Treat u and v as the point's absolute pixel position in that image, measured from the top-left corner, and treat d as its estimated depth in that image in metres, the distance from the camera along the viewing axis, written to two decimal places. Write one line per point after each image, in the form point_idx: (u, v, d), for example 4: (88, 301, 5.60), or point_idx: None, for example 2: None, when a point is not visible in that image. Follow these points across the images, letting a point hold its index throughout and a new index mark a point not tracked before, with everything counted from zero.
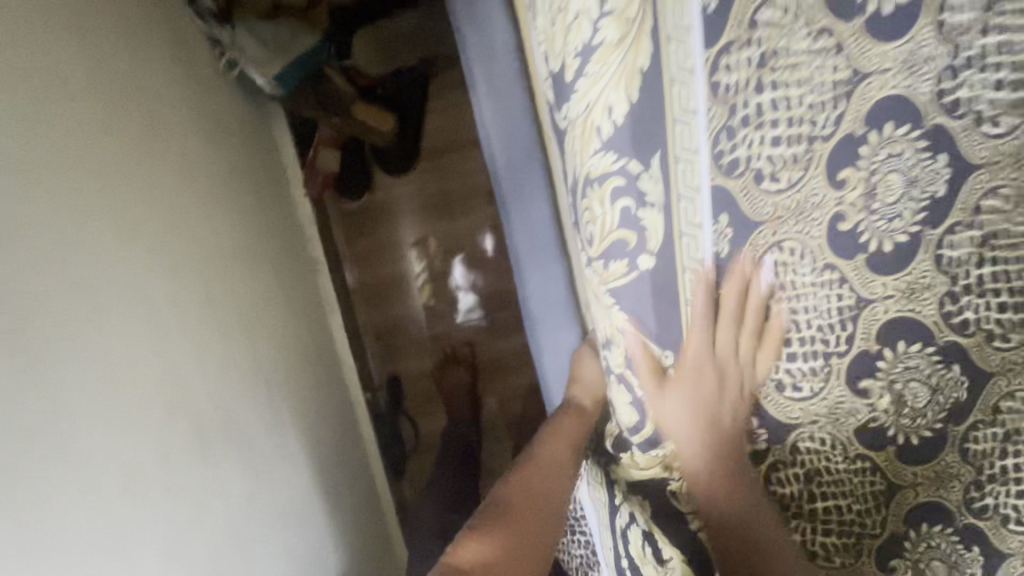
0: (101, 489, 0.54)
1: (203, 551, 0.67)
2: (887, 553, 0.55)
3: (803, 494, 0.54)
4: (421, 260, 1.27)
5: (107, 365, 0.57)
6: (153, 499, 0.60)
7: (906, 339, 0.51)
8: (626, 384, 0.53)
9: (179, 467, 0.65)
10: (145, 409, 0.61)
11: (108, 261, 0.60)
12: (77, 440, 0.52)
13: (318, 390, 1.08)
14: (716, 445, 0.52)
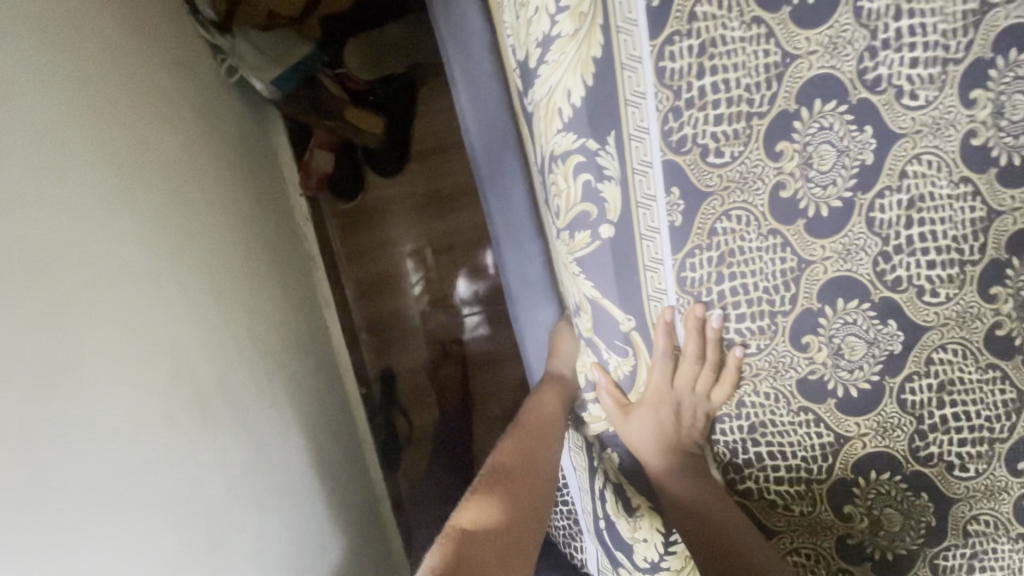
0: (117, 448, 0.58)
1: (202, 516, 0.70)
2: (841, 497, 0.59)
3: (746, 442, 0.59)
4: (418, 271, 1.33)
5: (116, 332, 0.62)
6: (157, 462, 0.64)
7: (844, 297, 0.56)
8: (592, 347, 0.60)
9: (183, 434, 0.69)
10: (154, 383, 0.66)
11: (114, 238, 0.65)
12: (94, 403, 0.56)
13: (315, 379, 1.12)
14: (681, 464, 0.58)
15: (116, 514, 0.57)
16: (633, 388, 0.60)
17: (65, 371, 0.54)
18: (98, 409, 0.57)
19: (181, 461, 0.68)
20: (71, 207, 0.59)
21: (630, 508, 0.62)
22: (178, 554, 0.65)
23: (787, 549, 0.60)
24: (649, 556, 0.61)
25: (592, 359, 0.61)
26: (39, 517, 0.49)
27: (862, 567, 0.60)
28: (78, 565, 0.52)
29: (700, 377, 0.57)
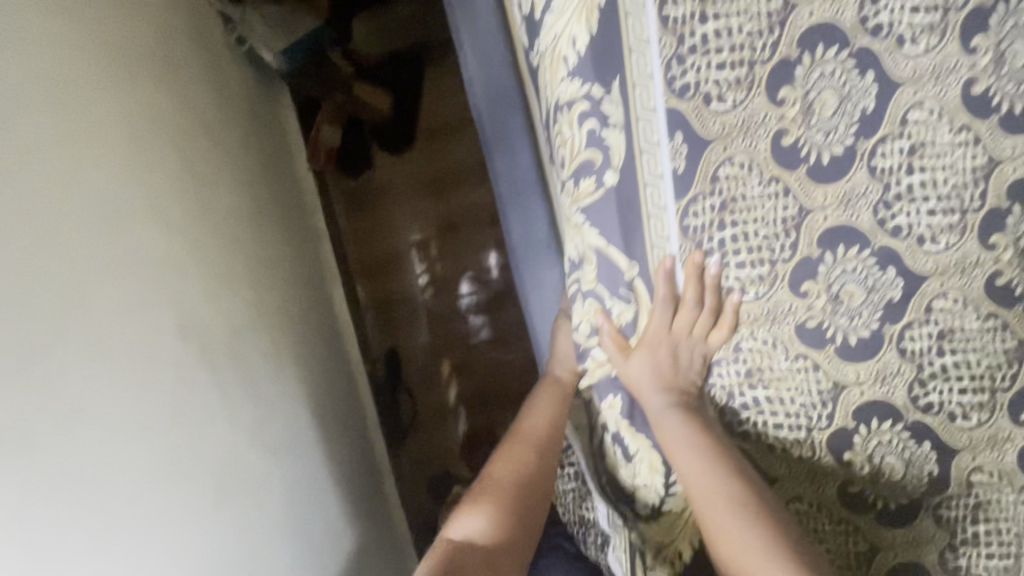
0: (123, 394, 0.59)
1: (205, 466, 0.70)
2: (843, 444, 0.60)
3: (743, 386, 0.60)
4: (422, 264, 1.35)
5: (119, 276, 0.62)
6: (161, 407, 0.64)
7: (845, 244, 0.57)
8: (597, 298, 0.61)
9: (187, 386, 0.69)
10: (162, 337, 0.67)
11: (120, 188, 0.66)
12: (99, 347, 0.57)
13: (317, 350, 1.13)
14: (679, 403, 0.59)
15: (122, 457, 0.58)
16: (634, 332, 0.61)
17: (68, 314, 0.54)
18: (102, 354, 0.57)
19: (188, 415, 0.69)
20: (76, 158, 0.60)
21: (629, 452, 0.64)
22: (179, 504, 0.65)
23: (788, 497, 0.61)
24: (649, 500, 0.64)
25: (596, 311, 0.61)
26: (45, 451, 0.50)
27: (863, 516, 0.61)
28: (83, 503, 0.53)
29: (699, 324, 0.58)
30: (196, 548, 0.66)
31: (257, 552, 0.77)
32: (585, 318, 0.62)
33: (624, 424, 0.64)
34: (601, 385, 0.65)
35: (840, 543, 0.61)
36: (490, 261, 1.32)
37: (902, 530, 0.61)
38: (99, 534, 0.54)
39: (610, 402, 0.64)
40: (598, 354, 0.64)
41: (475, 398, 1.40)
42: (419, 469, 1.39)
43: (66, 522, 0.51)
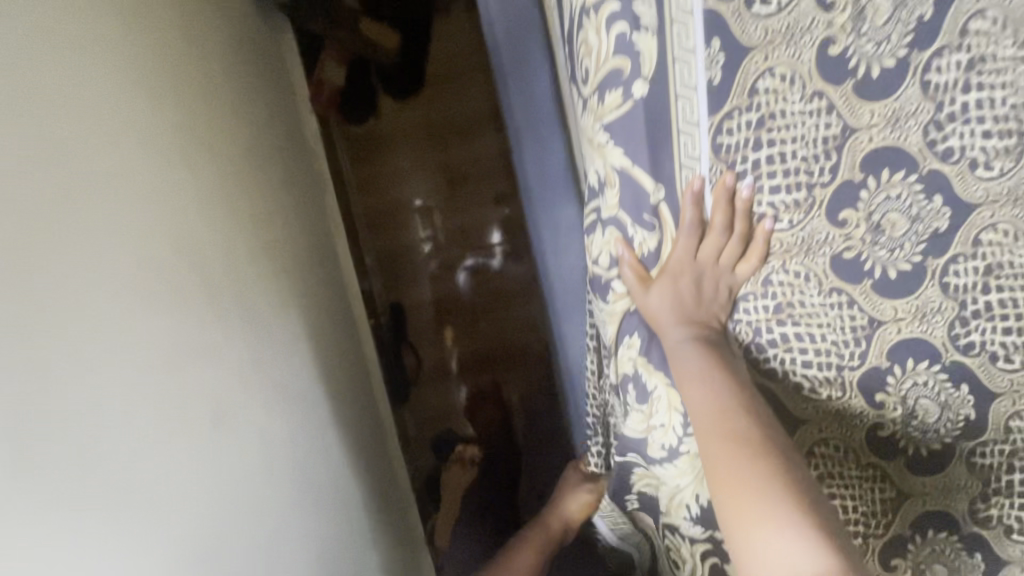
0: (146, 315, 0.55)
1: (225, 402, 0.66)
2: (873, 385, 0.56)
3: (770, 322, 0.57)
4: (427, 230, 1.33)
5: (131, 191, 0.58)
6: (179, 333, 0.60)
7: (890, 168, 0.52)
8: (618, 226, 0.57)
9: (200, 317, 0.65)
10: (177, 261, 0.63)
11: (131, 99, 0.61)
12: (119, 261, 0.53)
13: (321, 301, 1.08)
14: (700, 339, 0.55)
15: (152, 379, 0.54)
16: (656, 263, 0.57)
17: (90, 223, 0.51)
18: (117, 269, 0.53)
19: (209, 347, 0.65)
20: (86, 58, 0.55)
21: (647, 392, 0.61)
22: (202, 434, 0.60)
23: (813, 441, 0.58)
24: (665, 443, 0.61)
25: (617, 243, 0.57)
26: (82, 362, 0.46)
27: (892, 461, 0.58)
28: (123, 422, 0.49)
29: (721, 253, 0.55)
30: (227, 482, 0.63)
31: (274, 494, 0.74)
32: (603, 251, 0.59)
33: (642, 363, 0.61)
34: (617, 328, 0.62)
35: (865, 490, 0.58)
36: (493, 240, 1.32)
37: (931, 476, 0.58)
38: (141, 455, 0.51)
39: (628, 342, 0.61)
40: (617, 288, 0.60)
41: (478, 356, 1.38)
42: (423, 428, 1.37)
43: (109, 439, 0.47)
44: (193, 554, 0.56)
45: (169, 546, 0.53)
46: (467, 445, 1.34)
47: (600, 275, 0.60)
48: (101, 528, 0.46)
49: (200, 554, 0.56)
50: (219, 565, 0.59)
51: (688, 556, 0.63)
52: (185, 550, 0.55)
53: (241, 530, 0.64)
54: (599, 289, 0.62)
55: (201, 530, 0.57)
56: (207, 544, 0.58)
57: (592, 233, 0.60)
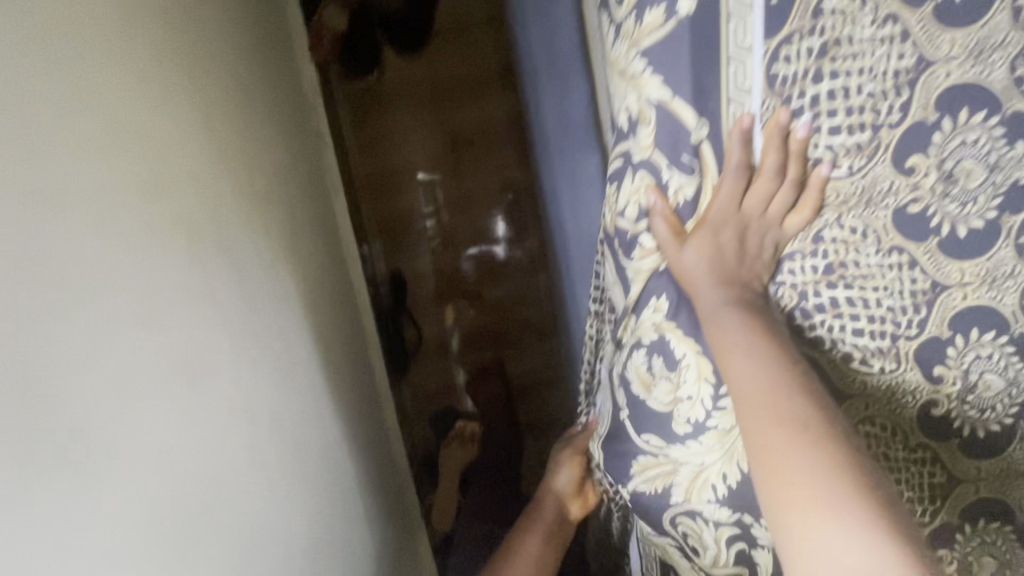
0: (128, 254, 0.49)
1: (212, 360, 0.60)
2: (932, 357, 0.50)
3: (818, 286, 0.51)
4: (427, 201, 1.26)
5: (113, 117, 0.50)
6: (161, 283, 0.53)
7: (969, 108, 0.45)
8: (651, 170, 0.51)
9: (184, 266, 0.58)
10: (165, 203, 0.57)
11: (113, 15, 0.54)
12: (104, 196, 0.47)
13: (316, 267, 1.01)
14: (738, 302, 0.49)
15: (140, 326, 0.48)
16: (692, 215, 0.51)
17: (77, 145, 0.45)
18: (93, 199, 0.45)
19: (196, 299, 0.59)
20: None
21: (674, 359, 0.55)
22: (186, 394, 0.54)
23: (861, 418, 0.52)
24: (691, 417, 0.55)
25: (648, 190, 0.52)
26: (64, 299, 0.40)
27: (946, 444, 0.52)
28: (109, 371, 0.44)
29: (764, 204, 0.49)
30: (214, 448, 0.58)
31: (263, 464, 0.68)
32: (633, 201, 0.53)
33: (669, 327, 0.55)
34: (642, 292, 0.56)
35: (912, 473, 0.52)
36: (499, 229, 1.27)
37: (988, 461, 0.52)
38: (127, 408, 0.45)
39: (654, 305, 0.55)
40: (647, 242, 0.54)
41: (480, 331, 1.32)
42: (421, 403, 1.33)
43: (91, 387, 0.42)
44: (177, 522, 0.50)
45: (154, 510, 0.47)
46: (467, 422, 1.29)
47: (626, 227, 0.55)
48: (84, 486, 0.40)
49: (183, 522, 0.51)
50: (204, 536, 0.54)
51: (710, 543, 0.57)
52: (169, 517, 0.49)
53: (228, 500, 0.59)
54: (626, 246, 0.56)
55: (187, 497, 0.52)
56: (192, 513, 0.53)
57: (621, 182, 0.55)
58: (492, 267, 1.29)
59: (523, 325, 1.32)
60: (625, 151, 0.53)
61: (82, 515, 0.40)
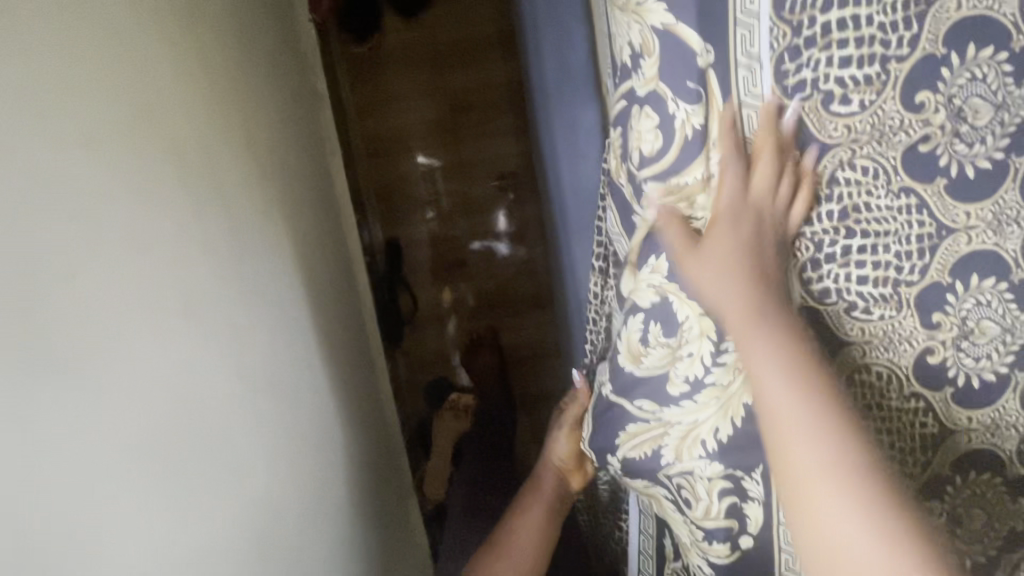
0: (102, 175, 0.48)
1: (196, 297, 0.60)
2: (932, 304, 0.50)
3: (837, 232, 0.49)
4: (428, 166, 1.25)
5: (88, 38, 0.49)
6: (140, 212, 0.52)
7: (976, 44, 0.45)
8: (656, 105, 0.51)
9: (167, 200, 0.57)
10: (150, 134, 0.56)
11: None
12: (84, 115, 0.47)
13: (312, 227, 1.00)
14: (763, 298, 0.47)
15: (119, 249, 0.48)
16: (701, 147, 0.50)
17: (48, 57, 0.43)
18: (63, 113, 0.44)
19: (179, 234, 0.59)
20: None
21: (676, 322, 0.54)
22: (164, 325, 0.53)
23: (857, 368, 0.51)
24: (689, 375, 0.54)
25: (654, 127, 0.51)
26: (40, 209, 0.40)
27: (938, 391, 0.51)
28: (74, 286, 0.43)
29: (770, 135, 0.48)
30: (194, 383, 0.57)
31: (249, 410, 0.68)
32: (638, 145, 0.53)
33: (671, 288, 0.54)
34: (644, 248, 0.56)
35: (904, 422, 0.51)
36: (500, 222, 1.27)
37: (982, 411, 0.51)
38: (103, 328, 0.45)
39: (654, 266, 0.55)
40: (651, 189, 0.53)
41: (476, 302, 1.31)
42: (416, 373, 1.33)
43: (53, 300, 0.41)
44: (159, 449, 0.50)
45: (135, 433, 0.47)
46: (461, 394, 1.29)
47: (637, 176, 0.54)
48: (54, 396, 0.40)
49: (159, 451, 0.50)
50: (189, 469, 0.54)
51: (704, 496, 0.55)
52: (151, 443, 0.49)
53: (211, 438, 0.59)
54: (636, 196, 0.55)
55: (167, 428, 0.52)
56: (175, 445, 0.52)
57: (627, 123, 0.54)
58: (489, 237, 1.28)
59: (518, 296, 1.31)
60: (627, 92, 0.53)
61: (59, 425, 0.40)
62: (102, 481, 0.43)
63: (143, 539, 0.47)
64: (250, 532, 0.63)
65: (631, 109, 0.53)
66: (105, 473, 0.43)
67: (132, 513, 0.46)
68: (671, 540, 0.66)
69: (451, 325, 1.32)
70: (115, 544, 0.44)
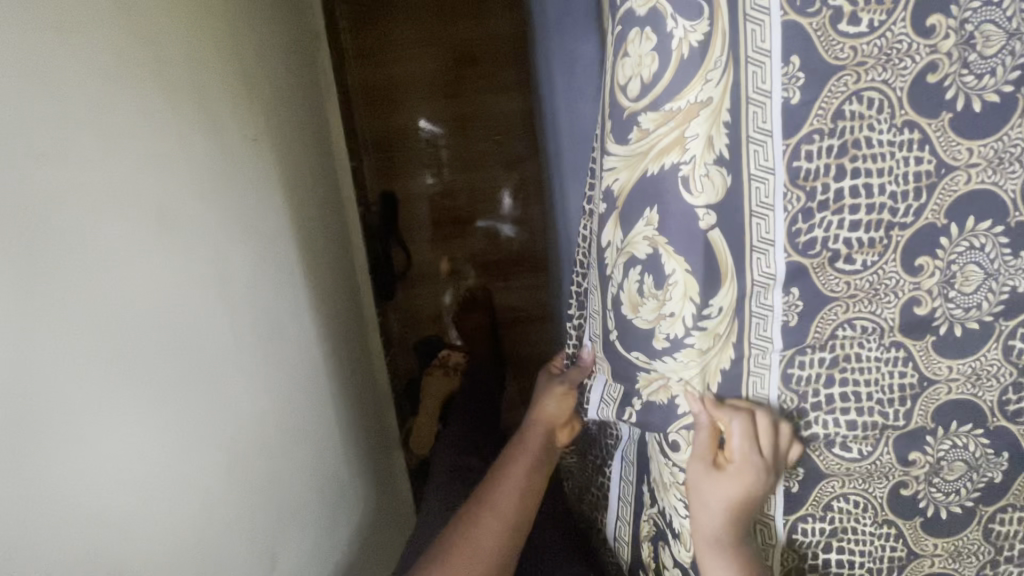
0: (81, 72, 0.46)
1: (180, 216, 0.59)
2: (917, 248, 0.49)
3: (830, 171, 0.46)
4: (430, 122, 1.23)
5: None
6: (122, 121, 0.51)
7: None
8: (656, 23, 0.44)
9: (154, 113, 0.56)
10: (137, 38, 0.54)
11: None
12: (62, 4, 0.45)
13: (308, 171, 0.98)
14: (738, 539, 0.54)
15: (94, 150, 0.47)
16: (701, 70, 0.44)
17: None
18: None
19: (166, 151, 0.57)
20: None
21: (663, 275, 0.49)
22: (142, 238, 0.52)
23: (838, 320, 0.51)
24: (671, 334, 0.50)
25: (651, 50, 0.45)
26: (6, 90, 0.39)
27: (921, 341, 0.52)
28: (42, 178, 0.42)
29: (771, 52, 0.43)
30: (173, 301, 0.56)
31: (233, 339, 0.67)
32: (634, 72, 0.46)
33: (661, 240, 0.48)
34: (631, 198, 0.49)
35: (881, 371, 0.52)
36: (505, 203, 1.27)
37: (963, 362, 0.53)
38: (70, 225, 0.44)
39: (645, 217, 0.48)
40: (645, 120, 0.46)
41: (470, 261, 1.30)
42: (407, 328, 1.33)
43: (21, 189, 0.40)
44: (127, 358, 0.49)
45: (103, 338, 0.47)
46: (451, 351, 1.28)
47: (627, 107, 0.47)
48: (15, 287, 0.39)
49: (130, 364, 0.50)
50: (162, 385, 0.54)
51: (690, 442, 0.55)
52: (121, 353, 0.49)
53: (189, 359, 0.58)
54: (619, 130, 0.49)
55: (139, 338, 0.51)
56: (148, 360, 0.52)
57: (622, 47, 0.47)
58: (488, 196, 1.27)
59: (513, 257, 1.30)
60: (625, 15, 0.46)
61: (17, 316, 0.39)
62: (58, 377, 0.42)
63: (99, 442, 0.46)
64: (225, 454, 0.63)
65: (628, 34, 0.46)
66: (60, 371, 0.42)
67: (89, 416, 0.45)
68: (650, 486, 0.65)
69: (445, 282, 1.31)
70: (69, 442, 0.43)
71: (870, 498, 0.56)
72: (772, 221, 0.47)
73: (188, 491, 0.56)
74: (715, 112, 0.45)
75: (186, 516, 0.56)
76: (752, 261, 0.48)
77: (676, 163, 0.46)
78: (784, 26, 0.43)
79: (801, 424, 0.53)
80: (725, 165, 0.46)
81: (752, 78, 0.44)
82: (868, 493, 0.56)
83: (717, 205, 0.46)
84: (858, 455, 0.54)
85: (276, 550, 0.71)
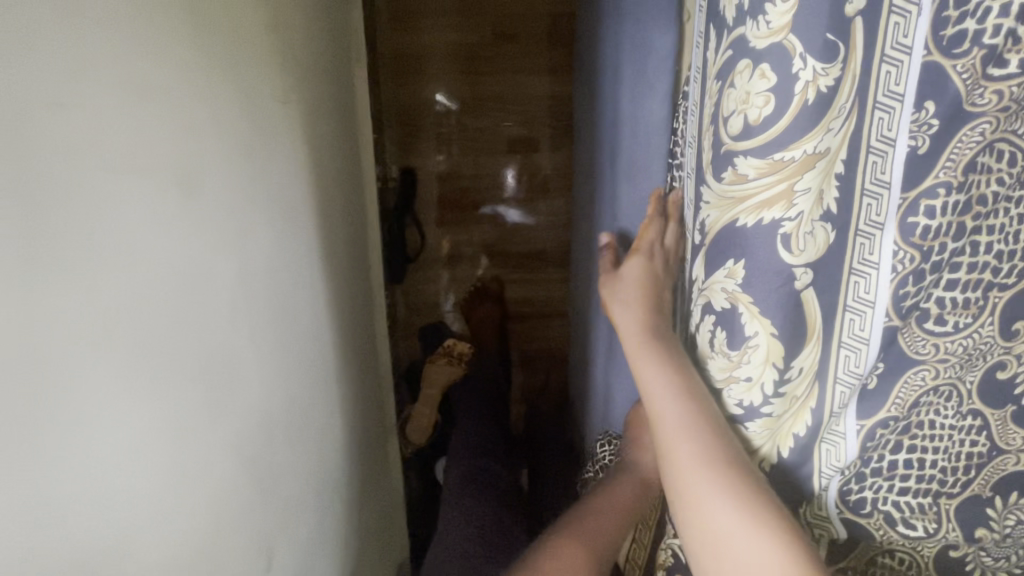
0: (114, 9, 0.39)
1: (206, 181, 0.52)
2: (1016, 312, 0.45)
3: (951, 230, 0.42)
4: (458, 100, 1.17)
5: None
6: (154, 71, 0.44)
7: None
8: (778, 62, 0.39)
9: (186, 63, 0.49)
10: None
11: None
12: None
13: (330, 137, 0.90)
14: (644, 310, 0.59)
15: (128, 100, 0.41)
16: (824, 113, 0.39)
17: None
18: None
19: (194, 108, 0.50)
20: None
21: (741, 337, 0.46)
22: (167, 205, 0.46)
23: (925, 386, 0.46)
24: (743, 400, 0.48)
25: (767, 90, 0.40)
26: (35, 23, 0.32)
27: (999, 410, 0.48)
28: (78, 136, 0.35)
29: (904, 96, 0.38)
30: (196, 281, 0.50)
31: (247, 324, 0.61)
32: (740, 109, 0.41)
33: (742, 297, 0.45)
34: (715, 243, 0.46)
35: (953, 439, 0.49)
36: (508, 178, 1.21)
37: None
38: (102, 193, 0.38)
39: (727, 269, 0.45)
40: (747, 166, 0.42)
41: (486, 249, 1.25)
42: (413, 313, 1.28)
43: (57, 149, 0.34)
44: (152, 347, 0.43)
45: (133, 324, 0.41)
46: (458, 341, 1.21)
47: (726, 150, 0.43)
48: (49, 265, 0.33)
49: (158, 353, 0.44)
50: (187, 377, 0.48)
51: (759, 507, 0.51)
52: (150, 343, 0.43)
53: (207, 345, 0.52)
54: (714, 168, 0.45)
55: (165, 316, 0.45)
56: (174, 347, 0.46)
57: (729, 75, 0.43)
58: (512, 181, 1.21)
59: (529, 247, 1.25)
60: (737, 40, 0.41)
61: (50, 299, 0.33)
62: (94, 362, 0.37)
63: (132, 444, 0.40)
64: (235, 445, 0.57)
65: (737, 64, 0.41)
66: (96, 355, 0.37)
67: (123, 405, 0.39)
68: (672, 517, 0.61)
69: (456, 267, 1.26)
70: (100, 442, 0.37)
71: (917, 557, 0.52)
72: (874, 281, 0.43)
73: (206, 488, 0.51)
74: (830, 164, 0.40)
75: (207, 517, 0.51)
76: (844, 323, 0.44)
77: (778, 217, 0.42)
78: (923, 67, 0.38)
79: (851, 489, 0.50)
80: (830, 221, 0.42)
81: (878, 124, 0.39)
82: (916, 553, 0.52)
83: (815, 262, 0.43)
84: (922, 532, 0.51)
85: (276, 548, 0.66)
